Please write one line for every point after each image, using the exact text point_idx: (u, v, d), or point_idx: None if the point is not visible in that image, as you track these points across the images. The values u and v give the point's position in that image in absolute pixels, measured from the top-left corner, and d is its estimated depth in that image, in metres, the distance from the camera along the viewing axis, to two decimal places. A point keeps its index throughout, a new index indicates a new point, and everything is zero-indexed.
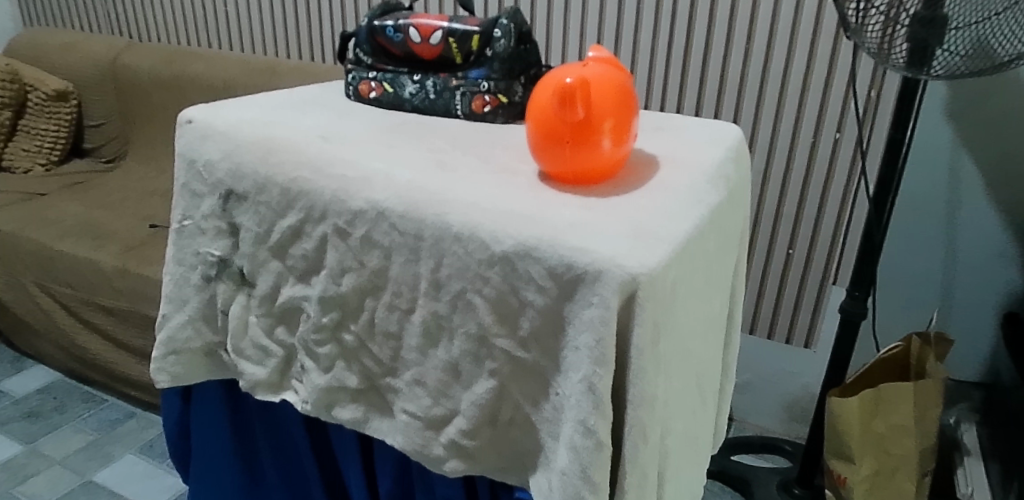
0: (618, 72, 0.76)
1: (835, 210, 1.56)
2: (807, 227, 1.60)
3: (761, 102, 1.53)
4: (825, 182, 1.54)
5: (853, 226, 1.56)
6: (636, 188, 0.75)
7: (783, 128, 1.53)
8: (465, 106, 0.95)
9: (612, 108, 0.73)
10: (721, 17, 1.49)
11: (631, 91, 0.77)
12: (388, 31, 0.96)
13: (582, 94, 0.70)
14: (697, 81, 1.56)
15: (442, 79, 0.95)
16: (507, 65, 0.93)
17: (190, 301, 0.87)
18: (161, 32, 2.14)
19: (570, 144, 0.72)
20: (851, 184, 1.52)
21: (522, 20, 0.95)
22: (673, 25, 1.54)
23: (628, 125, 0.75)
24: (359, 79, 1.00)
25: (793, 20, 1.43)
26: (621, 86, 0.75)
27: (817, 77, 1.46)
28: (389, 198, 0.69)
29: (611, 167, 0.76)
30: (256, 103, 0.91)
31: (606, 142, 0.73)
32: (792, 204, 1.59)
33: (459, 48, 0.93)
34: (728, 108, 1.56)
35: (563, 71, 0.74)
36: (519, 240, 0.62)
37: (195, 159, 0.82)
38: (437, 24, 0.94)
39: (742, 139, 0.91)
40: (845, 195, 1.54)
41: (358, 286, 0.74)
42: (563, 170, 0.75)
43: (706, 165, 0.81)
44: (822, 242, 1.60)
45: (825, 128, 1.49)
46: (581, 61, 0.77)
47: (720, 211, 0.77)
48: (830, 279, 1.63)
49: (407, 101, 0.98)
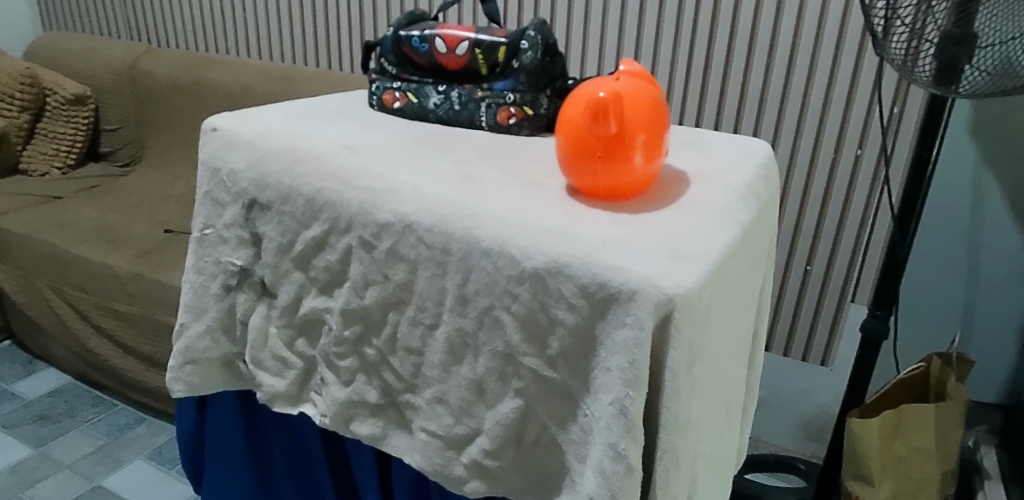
0: (650, 88, 0.75)
1: (855, 228, 1.54)
2: (826, 244, 1.58)
3: (781, 116, 1.52)
4: (846, 198, 1.53)
5: (874, 244, 1.54)
6: (667, 205, 0.74)
7: (804, 143, 1.51)
8: (490, 118, 0.95)
9: (645, 123, 0.72)
10: (743, 29, 1.48)
11: (664, 106, 0.76)
12: (414, 41, 0.95)
13: (615, 109, 0.69)
14: (718, 93, 1.55)
15: (467, 90, 0.95)
16: (534, 76, 0.93)
17: (209, 310, 0.85)
18: (179, 37, 2.15)
19: (602, 161, 0.72)
20: (873, 201, 1.51)
21: (549, 33, 0.95)
22: (694, 37, 1.53)
23: (659, 141, 0.74)
24: (383, 89, 0.98)
25: (816, 34, 1.42)
26: (653, 102, 0.74)
27: (840, 92, 1.44)
28: (417, 211, 0.68)
29: (642, 184, 0.75)
30: (280, 111, 0.90)
31: (638, 159, 0.72)
32: (812, 220, 1.58)
33: (486, 59, 0.93)
34: (748, 120, 1.54)
35: (596, 85, 0.74)
36: (551, 256, 0.61)
37: (218, 168, 0.81)
38: (463, 35, 0.93)
39: (772, 155, 0.90)
40: (866, 213, 1.52)
41: (382, 300, 0.72)
42: (593, 186, 0.74)
43: (737, 182, 0.80)
44: (842, 260, 1.58)
45: (847, 144, 1.48)
46: (612, 74, 0.76)
47: (751, 230, 0.76)
48: (848, 297, 1.62)
49: (431, 112, 0.97)
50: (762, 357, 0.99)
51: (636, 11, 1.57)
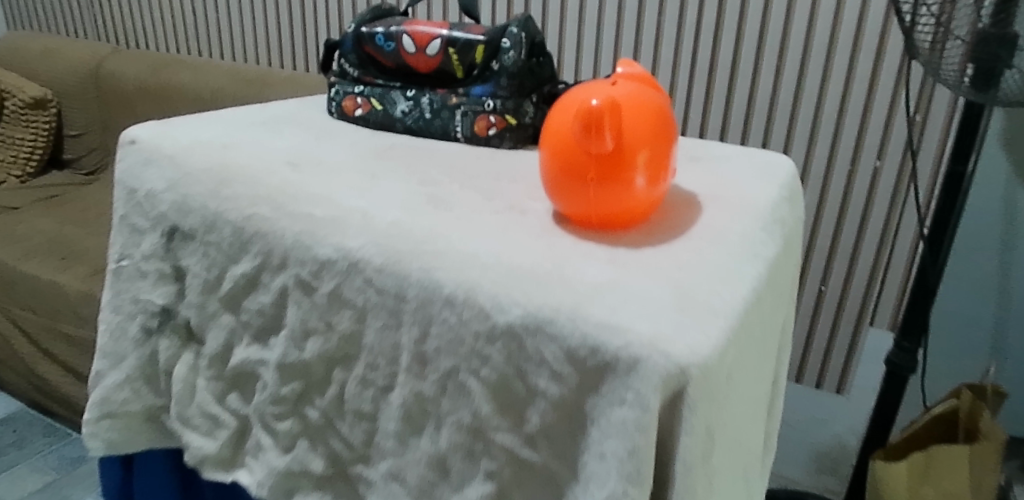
0: (651, 96, 0.62)
1: (872, 246, 1.41)
2: (841, 263, 1.45)
3: (792, 124, 1.38)
4: (863, 215, 1.40)
5: (893, 264, 1.42)
6: (677, 236, 0.60)
7: (817, 154, 1.38)
8: (466, 128, 0.81)
9: (646, 138, 0.59)
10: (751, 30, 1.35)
11: (668, 117, 0.63)
12: (377, 39, 0.82)
13: (610, 123, 0.56)
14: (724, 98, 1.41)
15: (440, 96, 0.81)
16: (517, 80, 0.80)
17: (129, 357, 0.72)
18: (148, 40, 2.01)
19: (595, 185, 0.58)
20: (893, 216, 1.38)
21: (535, 30, 0.83)
22: (696, 39, 1.40)
23: (663, 160, 0.61)
24: (343, 94, 0.85)
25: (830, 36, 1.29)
26: (655, 112, 0.61)
27: (856, 100, 1.32)
28: (365, 246, 0.55)
29: (644, 212, 0.62)
30: (220, 121, 0.77)
31: (639, 181, 0.59)
32: (827, 238, 1.44)
33: (461, 61, 0.81)
34: (757, 130, 1.41)
35: (586, 92, 0.61)
36: (529, 308, 0.48)
37: (135, 188, 0.68)
38: (435, 31, 0.80)
39: (795, 173, 0.77)
40: (885, 230, 1.40)
41: (324, 353, 0.59)
42: (585, 214, 0.61)
43: (756, 207, 0.67)
44: (858, 281, 1.45)
45: (864, 157, 1.35)
46: (605, 79, 0.63)
47: (777, 266, 0.63)
48: (867, 319, 1.49)
49: (398, 121, 0.83)
50: (781, 404, 0.85)
51: (633, 10, 1.43)
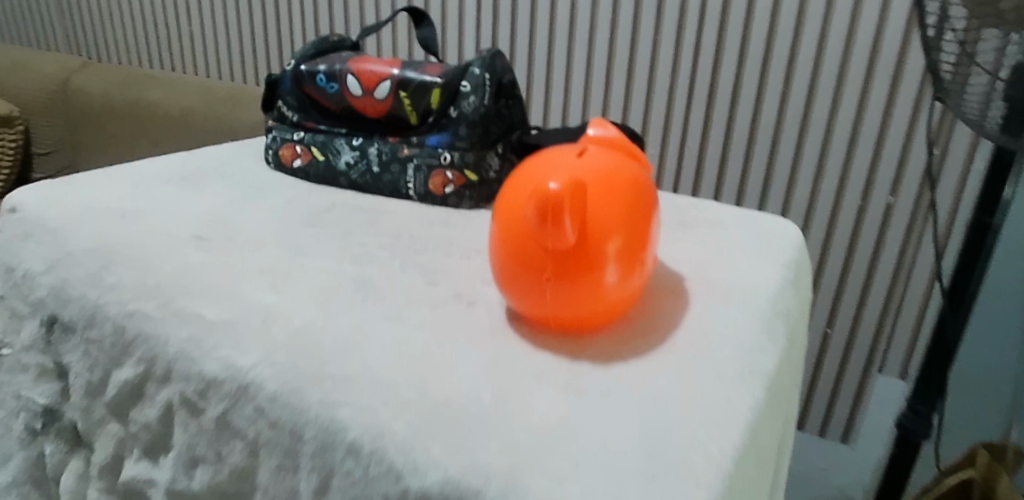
0: (624, 168, 0.51)
1: (883, 292, 1.15)
2: (849, 306, 1.18)
3: (799, 139, 1.07)
4: (875, 254, 1.12)
5: (907, 307, 1.15)
6: (655, 347, 0.49)
7: (826, 183, 1.08)
8: (419, 184, 0.70)
9: (617, 224, 0.47)
10: (759, 28, 1.03)
11: (647, 192, 0.52)
12: (318, 79, 0.71)
13: (570, 211, 0.44)
14: (723, 112, 1.09)
15: (389, 146, 0.70)
16: (478, 129, 0.68)
17: (13, 458, 0.61)
18: (118, 51, 1.91)
19: (554, 285, 0.47)
20: (906, 256, 1.12)
21: (505, 68, 0.71)
22: (690, 40, 1.07)
23: (641, 248, 0.49)
24: (281, 141, 0.73)
25: (870, 36, 0.98)
26: (629, 190, 0.49)
27: (894, 116, 1.01)
28: (258, 365, 0.44)
29: (618, 311, 0.50)
30: (130, 178, 0.67)
31: (610, 278, 0.47)
32: (835, 275, 1.15)
33: (415, 106, 0.69)
34: (762, 144, 1.09)
35: (544, 167, 0.49)
36: (450, 472, 0.37)
37: (12, 266, 0.57)
38: (384, 71, 0.69)
39: (803, 244, 0.65)
40: (899, 269, 1.12)
41: (216, 487, 0.48)
42: (544, 318, 0.49)
43: (755, 297, 0.56)
44: (870, 324, 1.17)
45: (880, 187, 1.06)
46: (568, 147, 0.52)
47: (781, 378, 0.51)
48: (875, 366, 1.22)
49: (342, 174, 0.71)
50: (784, 499, 0.74)
51: None
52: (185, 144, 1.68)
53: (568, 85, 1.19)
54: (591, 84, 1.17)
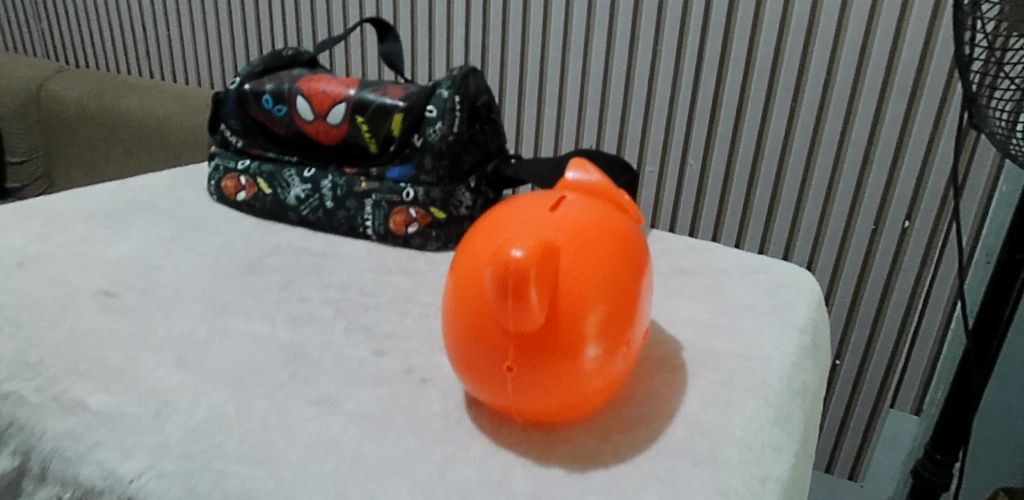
0: (608, 222, 0.42)
1: (897, 324, 0.92)
2: (860, 333, 0.95)
3: (805, 146, 0.88)
4: (886, 285, 0.91)
5: (920, 343, 0.91)
6: (646, 446, 0.40)
7: (836, 201, 0.89)
8: (378, 222, 0.61)
9: (599, 295, 0.38)
10: (768, 27, 0.84)
11: (637, 249, 0.42)
12: (265, 101, 0.62)
13: (536, 282, 0.35)
14: (710, 124, 0.91)
15: (346, 178, 0.61)
16: (446, 160, 0.59)
17: None
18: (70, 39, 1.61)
19: (521, 373, 0.37)
20: (922, 283, 0.89)
21: (480, 90, 0.62)
22: (691, 55, 0.89)
23: (631, 320, 0.40)
24: (224, 170, 0.65)
25: (895, 36, 0.80)
26: (615, 249, 0.40)
27: (919, 132, 0.82)
28: (145, 476, 0.35)
29: (603, 398, 0.41)
30: (42, 218, 0.58)
31: (591, 362, 0.38)
32: (845, 303, 0.94)
33: (373, 134, 0.60)
34: (761, 154, 0.90)
35: (508, 224, 0.40)
36: None
37: None
38: (339, 93, 0.60)
39: (821, 302, 0.56)
40: (912, 297, 0.90)
41: None
42: (511, 410, 0.40)
43: (765, 373, 0.46)
44: (880, 356, 0.94)
45: (892, 212, 0.87)
46: (540, 197, 0.43)
47: (798, 477, 0.42)
48: (885, 398, 0.97)
49: (292, 210, 0.62)
50: None
51: None
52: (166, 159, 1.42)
53: (528, 93, 1.00)
54: (554, 83, 0.97)
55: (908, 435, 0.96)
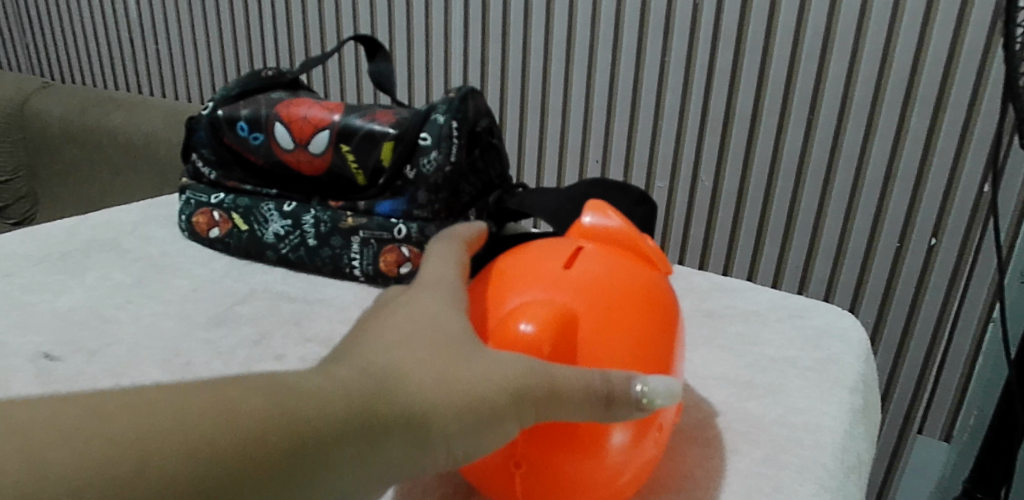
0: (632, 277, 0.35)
1: (925, 350, 0.81)
2: (883, 358, 0.84)
3: (824, 164, 0.78)
4: (912, 308, 0.80)
5: (950, 367, 0.80)
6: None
7: (860, 218, 0.79)
8: (368, 262, 0.54)
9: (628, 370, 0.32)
10: (781, 41, 0.75)
11: (668, 308, 0.36)
12: (239, 128, 0.56)
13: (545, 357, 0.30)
14: (720, 137, 0.82)
15: (333, 212, 0.54)
16: (442, 194, 0.53)
17: None
18: (56, 54, 1.52)
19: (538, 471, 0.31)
20: (951, 303, 0.78)
21: (480, 113, 0.56)
22: (700, 65, 0.79)
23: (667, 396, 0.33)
24: (195, 205, 0.58)
25: (920, 38, 0.70)
26: (641, 308, 0.34)
27: (943, 150, 0.72)
28: None
29: (632, 489, 0.35)
30: None
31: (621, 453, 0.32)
32: (867, 324, 0.84)
33: (361, 165, 0.53)
34: (772, 169, 0.81)
35: (514, 287, 0.35)
36: None
37: None
38: (323, 119, 0.54)
39: (865, 354, 0.51)
40: (940, 318, 0.79)
41: None
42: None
43: (815, 447, 0.40)
44: (905, 382, 0.84)
45: (917, 232, 0.77)
46: (554, 249, 0.37)
47: None
48: (912, 423, 0.86)
49: (271, 248, 0.56)
50: None
51: None
52: (158, 185, 1.28)
53: (519, 101, 0.92)
54: (548, 93, 0.89)
55: (939, 465, 0.84)
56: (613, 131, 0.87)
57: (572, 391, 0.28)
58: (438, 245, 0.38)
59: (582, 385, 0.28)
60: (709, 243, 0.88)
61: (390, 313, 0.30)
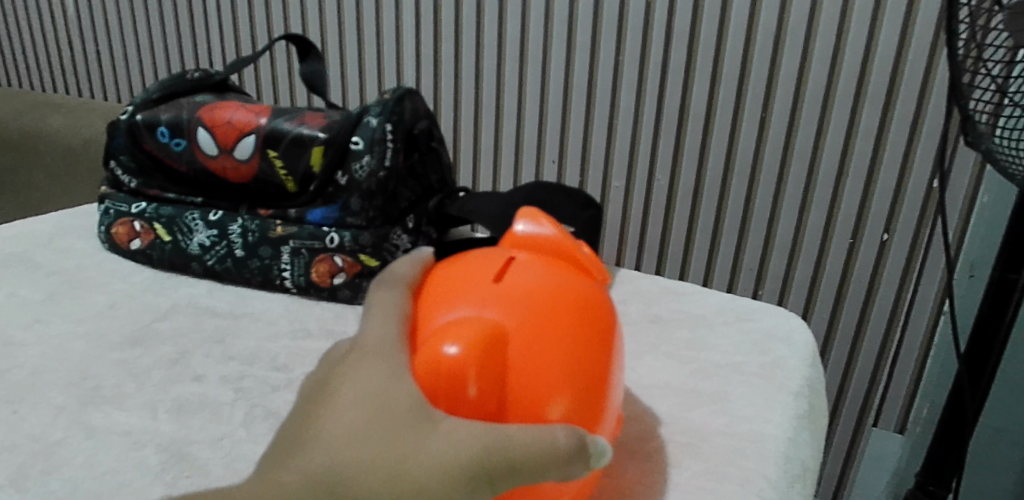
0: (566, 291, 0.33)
1: (879, 345, 0.81)
2: (838, 353, 0.84)
3: (777, 162, 0.77)
4: (865, 303, 0.80)
5: (903, 361, 0.81)
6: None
7: (813, 216, 0.78)
8: (300, 273, 0.52)
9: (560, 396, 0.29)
10: (732, 42, 0.74)
11: (606, 324, 0.33)
12: (160, 134, 0.53)
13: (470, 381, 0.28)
14: (674, 137, 0.80)
15: (261, 221, 0.52)
16: (377, 200, 0.50)
17: None
18: None
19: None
20: (904, 297, 0.79)
21: (417, 116, 0.53)
22: (654, 63, 0.78)
23: (599, 422, 0.31)
24: (114, 215, 0.55)
25: (870, 35, 0.69)
26: (574, 324, 0.32)
27: (893, 148, 0.72)
28: None
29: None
30: None
31: (553, 488, 0.29)
32: (822, 320, 0.83)
33: (290, 171, 0.51)
34: (726, 167, 0.80)
35: (441, 303, 0.32)
36: None
37: None
38: (249, 124, 0.51)
39: (814, 358, 0.50)
40: (893, 312, 0.80)
41: None
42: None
43: (759, 458, 0.39)
44: (861, 377, 0.84)
45: (869, 227, 0.77)
46: (486, 260, 0.35)
47: None
48: (868, 416, 0.86)
49: (196, 259, 0.53)
50: None
51: None
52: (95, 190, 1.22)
53: (473, 102, 0.89)
54: (502, 92, 0.87)
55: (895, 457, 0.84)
56: (569, 130, 0.85)
57: (527, 464, 0.25)
58: (383, 280, 0.36)
59: (534, 449, 0.26)
60: (665, 242, 0.87)
61: (331, 397, 0.28)
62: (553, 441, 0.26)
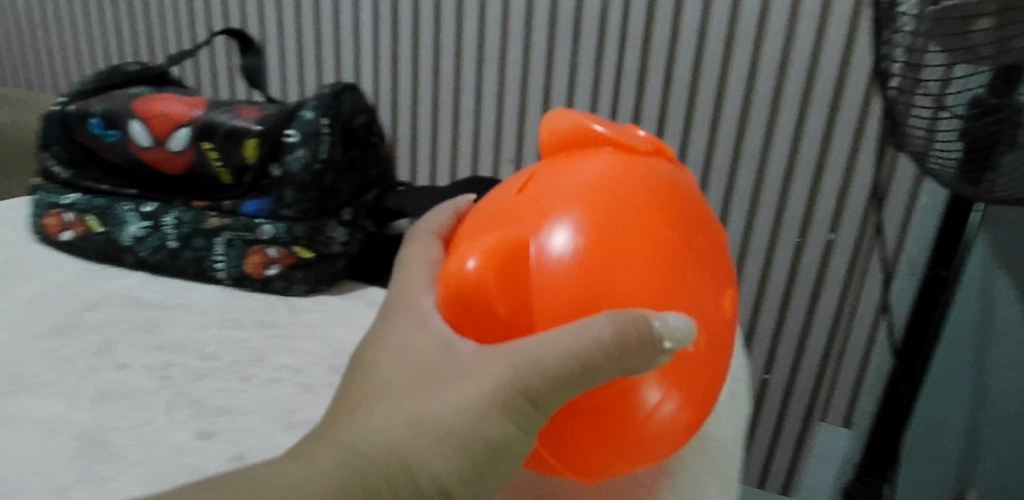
0: (604, 185, 0.34)
1: (824, 341, 0.84)
2: (786, 349, 0.86)
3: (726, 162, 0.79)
4: (812, 300, 0.83)
5: (849, 355, 0.83)
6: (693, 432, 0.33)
7: (762, 215, 0.80)
8: (233, 265, 0.52)
9: (611, 294, 0.31)
10: (683, 45, 0.76)
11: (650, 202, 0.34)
12: (92, 125, 0.52)
13: (492, 300, 0.30)
14: None
15: (194, 213, 0.52)
16: (310, 192, 0.51)
17: None
18: None
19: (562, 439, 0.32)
20: (848, 294, 0.81)
21: (356, 111, 0.54)
22: (609, 64, 0.79)
23: (677, 293, 0.32)
24: (46, 206, 0.54)
25: (814, 40, 0.72)
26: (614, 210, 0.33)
27: (836, 149, 0.75)
28: None
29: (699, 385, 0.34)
30: None
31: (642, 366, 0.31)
32: (771, 317, 0.85)
33: (225, 162, 0.51)
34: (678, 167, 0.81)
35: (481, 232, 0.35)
36: None
37: None
38: (182, 115, 0.51)
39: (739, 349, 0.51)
40: (839, 308, 0.82)
41: None
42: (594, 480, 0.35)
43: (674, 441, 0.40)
44: (808, 372, 0.86)
45: (814, 226, 0.79)
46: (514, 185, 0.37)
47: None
48: (816, 410, 0.88)
49: (129, 251, 0.53)
50: None
51: None
52: None
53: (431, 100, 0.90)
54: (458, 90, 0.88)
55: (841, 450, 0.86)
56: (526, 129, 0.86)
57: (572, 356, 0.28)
58: (412, 233, 0.40)
59: (584, 339, 0.28)
60: None
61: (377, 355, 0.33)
62: (595, 332, 0.28)
